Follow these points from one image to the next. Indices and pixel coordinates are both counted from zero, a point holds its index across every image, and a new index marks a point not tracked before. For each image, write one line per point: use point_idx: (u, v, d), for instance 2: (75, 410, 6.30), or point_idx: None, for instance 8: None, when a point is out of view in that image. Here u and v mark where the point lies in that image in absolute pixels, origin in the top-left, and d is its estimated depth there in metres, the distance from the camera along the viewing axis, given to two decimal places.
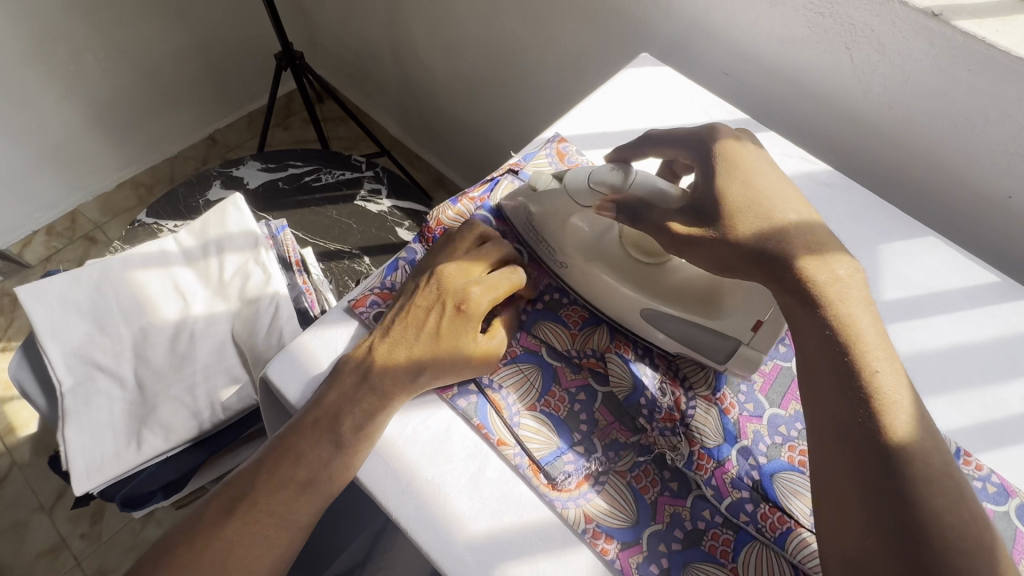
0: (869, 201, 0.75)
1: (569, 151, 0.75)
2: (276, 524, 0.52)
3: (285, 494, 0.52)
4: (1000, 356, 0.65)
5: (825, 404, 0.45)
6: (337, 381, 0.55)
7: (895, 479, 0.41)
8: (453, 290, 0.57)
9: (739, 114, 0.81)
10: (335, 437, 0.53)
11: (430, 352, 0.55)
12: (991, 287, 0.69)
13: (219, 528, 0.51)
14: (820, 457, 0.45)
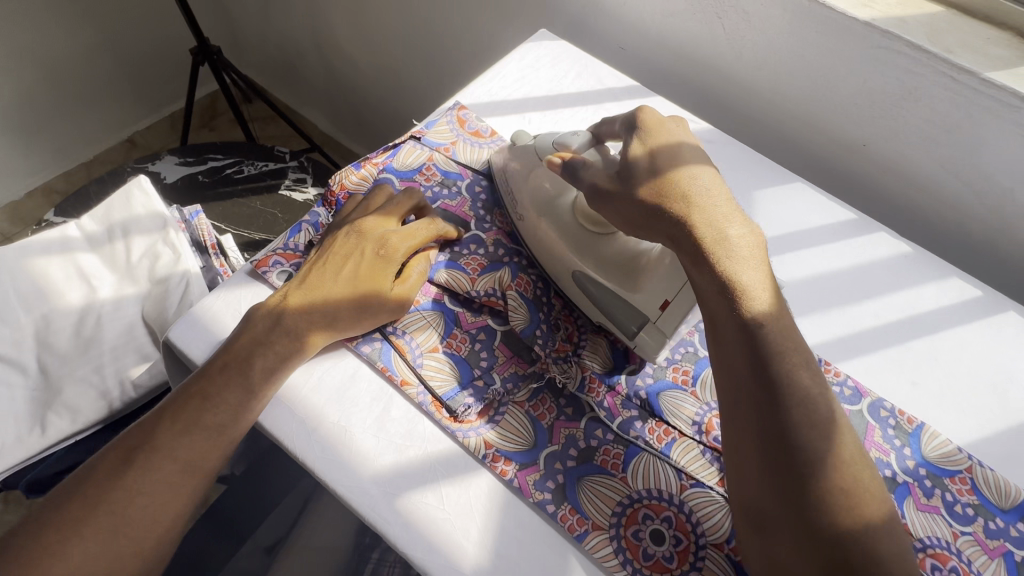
0: (746, 154, 0.83)
1: (469, 117, 0.78)
2: (181, 472, 0.51)
3: (191, 439, 0.52)
4: (857, 281, 0.74)
5: (726, 350, 0.50)
6: (257, 326, 0.56)
7: (778, 409, 0.47)
8: (369, 235, 0.61)
9: (630, 82, 0.87)
10: (247, 383, 0.54)
11: (349, 293, 0.58)
12: (849, 223, 0.78)
13: (117, 478, 0.50)
14: (724, 398, 0.51)
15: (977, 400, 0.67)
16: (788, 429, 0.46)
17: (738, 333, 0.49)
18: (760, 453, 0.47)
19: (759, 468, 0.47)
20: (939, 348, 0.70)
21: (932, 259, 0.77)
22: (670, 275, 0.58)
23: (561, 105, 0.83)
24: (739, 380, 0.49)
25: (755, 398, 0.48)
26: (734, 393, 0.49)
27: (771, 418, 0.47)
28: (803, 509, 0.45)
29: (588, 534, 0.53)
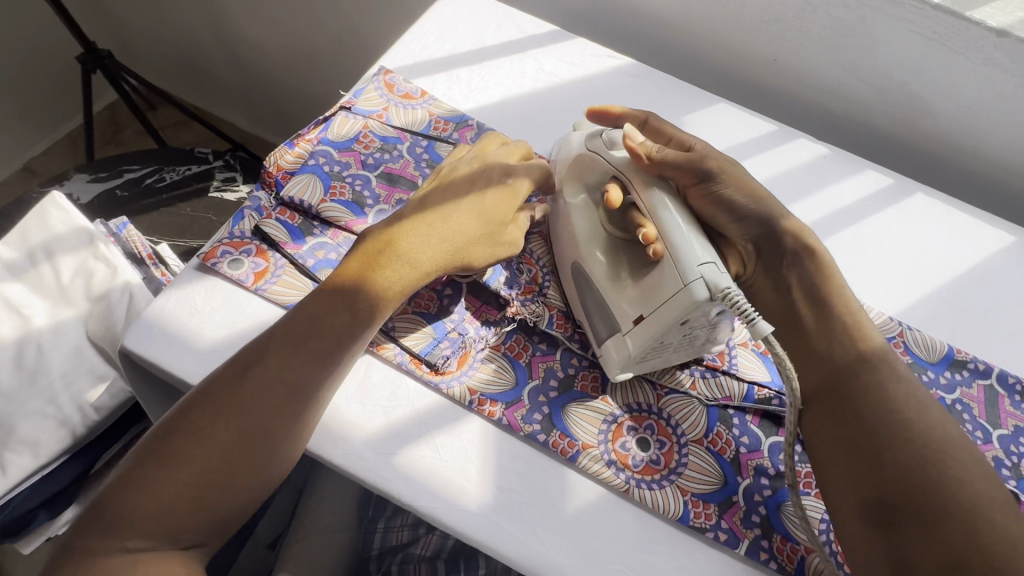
0: (670, 84, 0.86)
1: (397, 81, 0.77)
2: (289, 394, 0.51)
3: (294, 358, 0.52)
4: (785, 186, 0.79)
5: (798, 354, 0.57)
6: (366, 261, 0.56)
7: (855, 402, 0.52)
8: (491, 166, 0.63)
9: (549, 27, 0.88)
10: (352, 307, 0.54)
11: (455, 194, 0.61)
12: (770, 134, 0.84)
13: (237, 385, 0.50)
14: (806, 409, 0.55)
15: (900, 274, 0.75)
16: (883, 421, 0.50)
17: (822, 374, 0.54)
18: (862, 449, 0.49)
19: (870, 469, 0.48)
20: (864, 235, 0.77)
21: (847, 156, 0.84)
22: (656, 292, 0.54)
23: (486, 59, 0.84)
24: (832, 390, 0.53)
25: (852, 401, 0.52)
26: (826, 409, 0.53)
27: (860, 412, 0.51)
28: (935, 515, 0.45)
29: (581, 453, 0.57)
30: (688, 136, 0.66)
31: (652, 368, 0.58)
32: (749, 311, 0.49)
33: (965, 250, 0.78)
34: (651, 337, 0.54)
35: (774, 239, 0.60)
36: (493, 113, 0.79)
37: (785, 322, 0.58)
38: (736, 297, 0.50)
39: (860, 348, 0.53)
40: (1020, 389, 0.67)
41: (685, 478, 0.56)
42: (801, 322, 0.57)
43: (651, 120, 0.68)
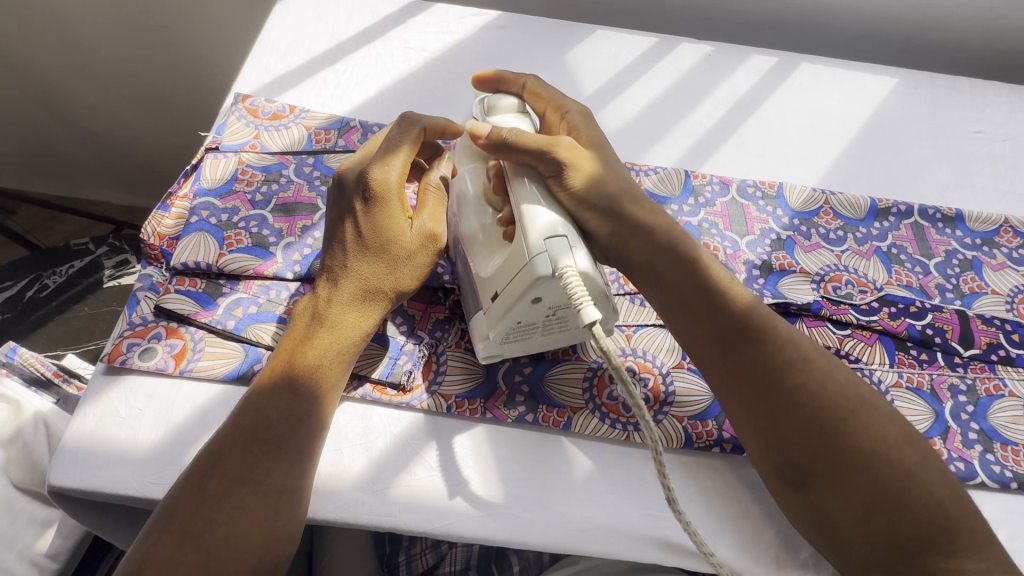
0: (542, 27, 0.83)
1: (259, 103, 0.70)
2: (259, 492, 0.45)
3: (255, 458, 0.46)
4: (682, 95, 0.79)
5: (695, 341, 0.52)
6: (291, 339, 0.52)
7: (798, 399, 0.48)
8: (356, 182, 0.54)
9: (403, 2, 0.83)
10: (291, 384, 0.49)
11: (347, 247, 0.54)
12: (653, 48, 0.83)
13: (202, 499, 0.44)
14: (737, 419, 0.50)
15: (810, 144, 0.77)
16: (840, 429, 0.47)
17: (713, 336, 0.51)
18: (735, 386, 0.50)
19: (753, 406, 0.49)
20: (768, 118, 0.78)
21: (731, 48, 0.85)
22: (510, 265, 0.48)
23: (349, 54, 0.78)
24: (692, 331, 0.52)
25: (716, 337, 0.51)
26: (723, 378, 0.51)
27: (817, 419, 0.47)
28: (815, 433, 0.47)
29: (573, 418, 0.55)
30: (568, 101, 0.60)
31: (522, 352, 0.54)
32: (582, 294, 0.43)
33: (859, 104, 0.81)
34: (510, 307, 0.48)
35: (617, 221, 0.53)
36: (374, 107, 0.73)
37: (641, 276, 0.55)
38: (573, 282, 0.44)
39: (743, 318, 0.51)
40: (940, 216, 0.71)
41: (678, 406, 0.57)
42: (659, 266, 0.53)
43: (528, 85, 0.60)
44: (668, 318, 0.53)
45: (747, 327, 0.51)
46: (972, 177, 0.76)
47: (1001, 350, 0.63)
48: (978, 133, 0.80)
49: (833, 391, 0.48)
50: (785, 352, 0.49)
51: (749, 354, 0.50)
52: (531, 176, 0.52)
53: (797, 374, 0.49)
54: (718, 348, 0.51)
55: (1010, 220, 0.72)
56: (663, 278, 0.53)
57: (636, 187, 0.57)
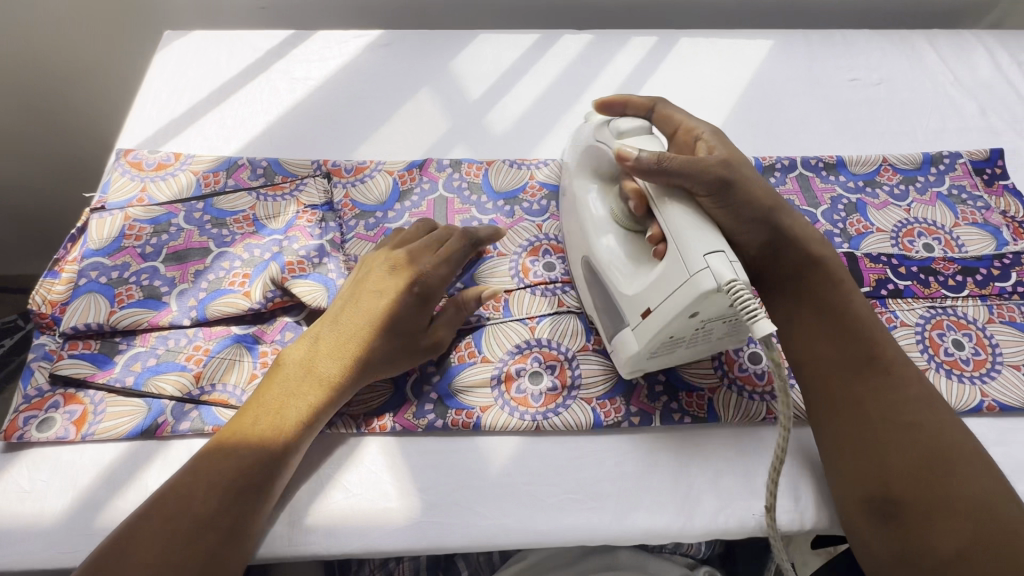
0: (424, 39, 0.84)
1: (142, 156, 0.70)
2: (220, 539, 0.45)
3: (223, 507, 0.46)
4: (567, 86, 0.81)
5: (823, 377, 0.52)
6: (276, 390, 0.52)
7: (914, 441, 0.48)
8: (406, 272, 0.57)
9: (283, 35, 0.84)
10: (276, 441, 0.49)
11: (371, 316, 0.55)
12: (534, 45, 0.85)
13: (157, 542, 0.43)
14: (852, 466, 0.49)
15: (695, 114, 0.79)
16: (957, 485, 0.46)
17: (849, 373, 0.51)
18: (868, 428, 0.49)
19: (858, 436, 0.50)
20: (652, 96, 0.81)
21: (610, 34, 0.87)
22: (667, 286, 0.46)
23: (232, 94, 0.78)
24: (836, 360, 0.52)
25: (834, 372, 0.52)
26: (844, 425, 0.50)
27: (929, 467, 0.47)
28: (927, 468, 0.47)
29: (482, 417, 0.56)
30: (699, 123, 0.57)
31: (660, 366, 0.54)
32: (754, 308, 0.41)
33: (738, 70, 0.84)
34: (668, 322, 0.46)
35: (784, 237, 0.54)
36: (260, 143, 0.74)
37: (781, 298, 0.56)
38: (743, 297, 0.41)
39: (872, 353, 0.52)
40: (823, 165, 0.74)
41: (584, 388, 0.58)
42: (805, 282, 0.55)
43: (658, 109, 0.59)
44: (797, 349, 0.54)
45: (874, 363, 0.51)
46: (851, 124, 0.79)
47: (890, 284, 0.65)
48: (852, 81, 0.83)
49: (945, 443, 0.48)
50: (908, 407, 0.49)
51: (862, 394, 0.50)
52: (679, 195, 0.48)
53: (917, 429, 0.48)
54: (845, 381, 0.51)
55: (888, 158, 0.75)
56: (797, 306, 0.55)
57: (789, 207, 0.56)
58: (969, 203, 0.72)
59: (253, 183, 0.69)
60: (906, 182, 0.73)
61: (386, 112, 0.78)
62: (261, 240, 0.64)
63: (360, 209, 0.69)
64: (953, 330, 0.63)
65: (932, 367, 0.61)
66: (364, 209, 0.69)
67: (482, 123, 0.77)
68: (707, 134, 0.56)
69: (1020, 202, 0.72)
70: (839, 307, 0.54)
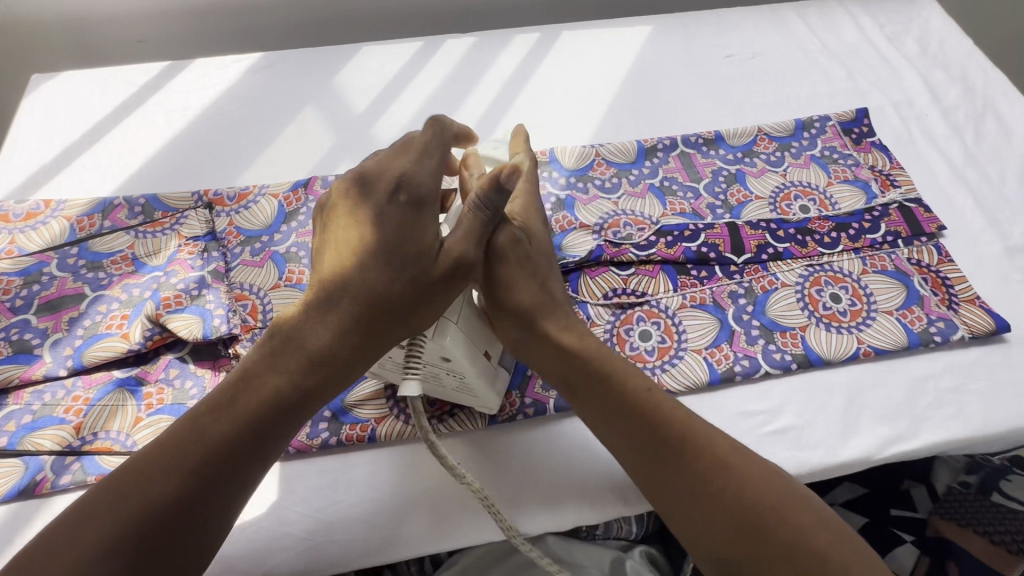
0: (305, 57, 0.84)
1: (10, 207, 0.68)
2: (171, 526, 0.42)
3: (178, 488, 0.43)
4: (452, 90, 0.82)
5: (630, 449, 0.51)
6: (255, 357, 0.48)
7: (724, 500, 0.47)
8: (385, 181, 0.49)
9: (158, 66, 0.82)
10: (241, 420, 0.46)
11: (349, 245, 0.49)
12: (418, 52, 0.85)
13: (109, 521, 0.42)
14: (681, 529, 0.49)
15: (579, 105, 0.81)
16: (770, 530, 0.46)
17: (643, 459, 0.50)
18: (680, 494, 0.49)
19: (680, 514, 0.48)
20: (536, 91, 0.82)
21: (493, 34, 0.88)
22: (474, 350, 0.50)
23: (106, 132, 0.76)
24: (632, 446, 0.51)
25: (634, 464, 0.51)
26: (659, 494, 0.50)
27: (743, 521, 0.47)
28: (742, 535, 0.46)
29: (377, 429, 0.56)
30: (526, 188, 0.59)
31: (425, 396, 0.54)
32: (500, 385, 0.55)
33: (619, 58, 0.86)
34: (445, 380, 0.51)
35: (540, 340, 0.53)
36: (138, 179, 0.72)
37: (569, 399, 0.54)
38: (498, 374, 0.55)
39: (668, 413, 0.51)
40: (702, 141, 0.77)
41: None
42: (583, 386, 0.53)
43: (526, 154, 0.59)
44: (597, 427, 0.52)
45: (668, 436, 0.50)
46: (729, 98, 0.82)
47: (770, 249, 0.68)
48: (728, 57, 0.86)
49: (749, 494, 0.47)
50: (706, 457, 0.49)
51: (666, 462, 0.50)
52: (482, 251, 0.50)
53: (722, 485, 0.48)
54: (646, 462, 0.50)
55: (763, 128, 0.78)
56: (585, 411, 0.53)
57: (553, 292, 0.55)
58: (841, 162, 0.75)
59: (131, 221, 0.67)
60: (782, 148, 0.76)
61: (270, 134, 0.77)
62: (140, 279, 0.62)
63: (245, 236, 0.67)
64: (830, 286, 0.66)
65: (812, 323, 0.63)
66: (249, 235, 0.67)
67: (368, 136, 0.77)
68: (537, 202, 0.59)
69: (887, 156, 0.76)
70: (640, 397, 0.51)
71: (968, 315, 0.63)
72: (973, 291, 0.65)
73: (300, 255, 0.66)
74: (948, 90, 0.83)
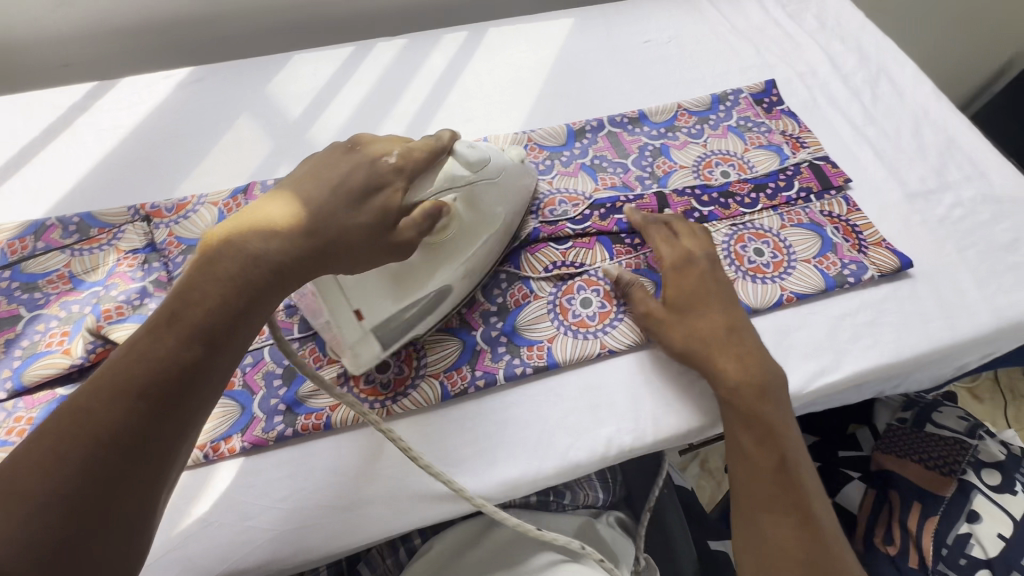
0: (237, 69, 0.85)
1: None
2: (135, 450, 0.39)
3: (129, 412, 0.39)
4: (385, 90, 0.84)
5: (738, 452, 0.57)
6: (191, 273, 0.44)
7: (801, 531, 0.52)
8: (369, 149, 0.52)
9: (84, 88, 0.81)
10: (188, 332, 0.42)
11: (320, 189, 0.49)
12: (349, 57, 0.87)
13: (59, 461, 0.38)
14: (747, 534, 0.55)
15: (510, 95, 0.84)
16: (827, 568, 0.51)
17: (771, 485, 0.55)
18: (767, 508, 0.54)
19: (758, 526, 0.54)
20: (468, 86, 0.85)
21: (422, 35, 0.91)
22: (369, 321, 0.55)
23: (33, 155, 0.75)
24: (744, 452, 0.56)
25: (740, 476, 0.56)
26: (750, 499, 0.55)
27: (807, 553, 0.51)
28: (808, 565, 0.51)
29: (331, 416, 0.57)
30: (699, 246, 0.66)
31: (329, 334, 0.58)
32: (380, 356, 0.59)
33: (545, 49, 0.90)
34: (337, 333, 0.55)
35: (765, 424, 0.56)
36: (71, 199, 0.71)
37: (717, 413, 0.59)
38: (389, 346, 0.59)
39: (779, 438, 0.56)
40: (627, 120, 0.81)
41: (430, 366, 0.60)
42: (776, 447, 0.56)
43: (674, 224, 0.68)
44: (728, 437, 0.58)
45: (784, 464, 0.55)
46: (649, 80, 0.87)
47: (695, 213, 0.73)
48: (647, 42, 0.92)
49: (831, 547, 0.52)
50: (824, 517, 0.54)
51: (769, 479, 0.55)
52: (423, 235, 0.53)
53: (807, 522, 0.53)
54: (747, 467, 0.56)
55: (682, 105, 0.83)
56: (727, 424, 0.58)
57: (773, 375, 0.58)
58: (755, 130, 0.81)
59: (66, 240, 0.66)
60: (701, 122, 0.82)
61: (205, 145, 0.77)
62: (79, 295, 0.62)
63: (186, 244, 0.67)
64: (753, 242, 0.71)
65: (739, 276, 0.68)
66: (190, 243, 0.67)
67: (304, 140, 0.78)
68: (654, 219, 0.68)
69: (796, 121, 0.82)
70: (771, 426, 0.56)
71: (877, 256, 0.69)
72: (880, 234, 0.71)
73: None
74: (846, 59, 0.90)
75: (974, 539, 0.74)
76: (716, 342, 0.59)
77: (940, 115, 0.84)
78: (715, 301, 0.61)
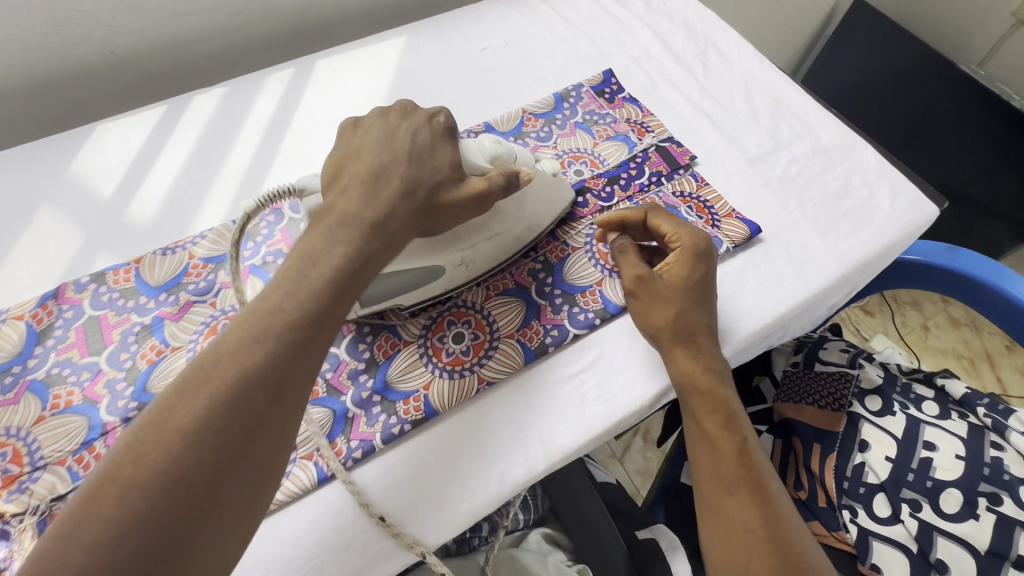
0: (26, 153, 0.74)
1: None
2: (275, 398, 0.41)
3: (268, 362, 0.41)
4: (212, 146, 0.77)
5: (703, 438, 0.58)
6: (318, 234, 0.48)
7: (760, 512, 0.53)
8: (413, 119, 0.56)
9: None
10: (318, 285, 0.45)
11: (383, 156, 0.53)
12: (162, 117, 0.79)
13: (215, 403, 0.39)
14: (713, 520, 0.54)
15: None
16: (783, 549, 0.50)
17: (733, 468, 0.55)
18: (729, 490, 0.54)
19: (723, 510, 0.54)
20: (302, 127, 0.80)
21: (245, 79, 0.84)
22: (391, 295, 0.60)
23: None
24: (708, 438, 0.58)
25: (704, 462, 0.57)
26: (713, 481, 0.56)
27: (766, 534, 0.51)
28: (767, 544, 0.51)
29: None
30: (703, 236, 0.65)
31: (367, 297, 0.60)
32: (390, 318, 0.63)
33: (379, 75, 0.86)
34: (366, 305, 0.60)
35: (724, 408, 0.58)
36: None
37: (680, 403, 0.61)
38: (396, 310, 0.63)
39: (738, 422, 0.58)
40: (473, 135, 0.79)
41: (300, 448, 0.56)
42: (736, 433, 0.57)
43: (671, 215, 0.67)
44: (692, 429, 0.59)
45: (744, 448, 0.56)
46: (491, 88, 0.85)
47: None
48: (483, 50, 0.90)
49: (787, 528, 0.52)
50: (779, 497, 0.54)
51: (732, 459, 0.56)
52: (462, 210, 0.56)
53: (767, 502, 0.53)
54: (711, 449, 0.57)
55: (527, 109, 0.82)
56: (691, 412, 0.59)
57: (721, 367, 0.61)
58: (601, 122, 0.81)
59: None
60: (548, 123, 0.81)
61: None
62: None
63: None
64: None
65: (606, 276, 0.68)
66: None
67: (122, 221, 0.70)
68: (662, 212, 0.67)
69: (638, 107, 0.83)
70: (730, 411, 0.58)
71: (729, 228, 0.71)
72: (728, 205, 0.74)
73: (65, 374, 0.58)
74: (674, 37, 0.93)
75: (868, 466, 0.79)
76: (692, 327, 0.60)
77: (766, 77, 0.88)
78: (704, 289, 0.62)
